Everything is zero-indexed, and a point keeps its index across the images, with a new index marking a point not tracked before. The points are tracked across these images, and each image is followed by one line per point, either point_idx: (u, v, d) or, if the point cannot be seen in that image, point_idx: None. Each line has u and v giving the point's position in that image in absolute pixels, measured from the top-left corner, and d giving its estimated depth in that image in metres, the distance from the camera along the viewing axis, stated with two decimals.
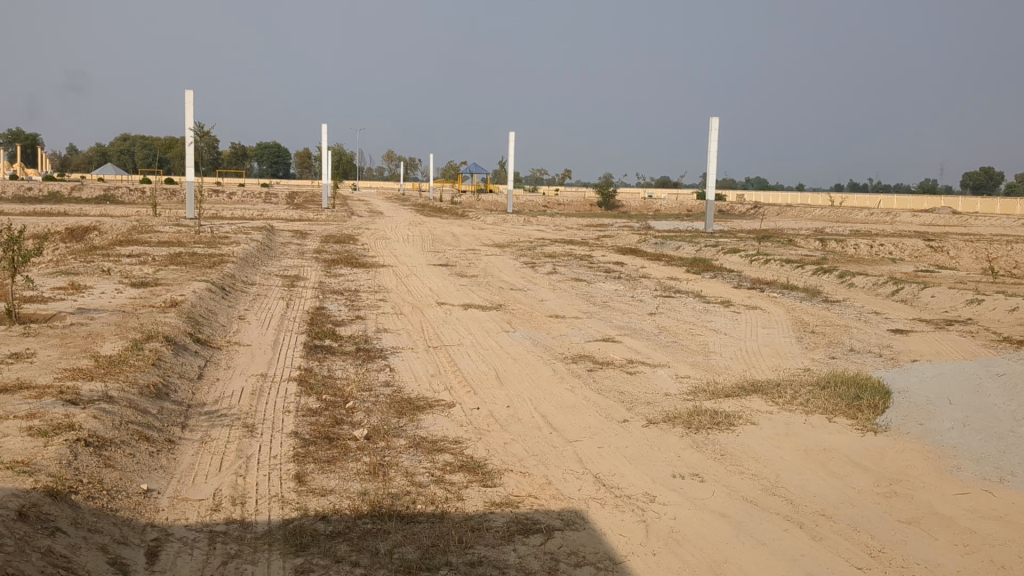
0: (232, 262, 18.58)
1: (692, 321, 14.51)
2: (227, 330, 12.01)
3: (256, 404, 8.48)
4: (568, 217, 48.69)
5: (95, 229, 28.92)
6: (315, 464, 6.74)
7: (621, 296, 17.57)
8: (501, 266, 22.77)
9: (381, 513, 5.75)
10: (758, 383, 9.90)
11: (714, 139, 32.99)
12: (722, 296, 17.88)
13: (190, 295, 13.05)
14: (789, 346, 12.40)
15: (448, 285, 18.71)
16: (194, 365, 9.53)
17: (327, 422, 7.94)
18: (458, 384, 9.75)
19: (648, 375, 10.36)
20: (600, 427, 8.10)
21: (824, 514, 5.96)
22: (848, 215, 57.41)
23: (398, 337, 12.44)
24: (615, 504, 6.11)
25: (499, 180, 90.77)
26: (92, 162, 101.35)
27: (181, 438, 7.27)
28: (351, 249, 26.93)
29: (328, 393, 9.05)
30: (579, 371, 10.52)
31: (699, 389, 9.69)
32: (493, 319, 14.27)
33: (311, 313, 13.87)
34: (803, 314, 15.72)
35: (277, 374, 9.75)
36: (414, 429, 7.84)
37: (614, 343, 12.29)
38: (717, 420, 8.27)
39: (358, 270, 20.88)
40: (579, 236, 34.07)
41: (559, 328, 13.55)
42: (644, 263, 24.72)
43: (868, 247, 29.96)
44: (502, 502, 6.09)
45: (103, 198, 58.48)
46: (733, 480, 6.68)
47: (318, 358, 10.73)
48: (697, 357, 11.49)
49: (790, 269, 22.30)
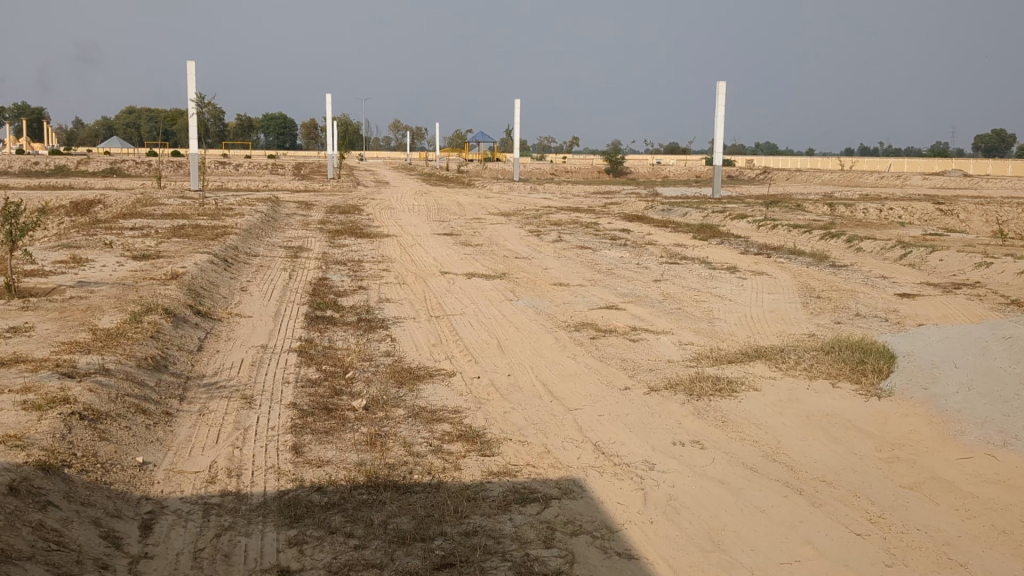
0: (236, 234, 18.54)
1: (697, 287, 14.39)
2: (228, 301, 11.97)
3: (256, 376, 8.46)
4: (575, 184, 48.47)
5: (100, 202, 28.87)
6: (312, 435, 6.71)
7: (626, 263, 17.48)
8: (506, 235, 22.68)
9: (378, 484, 5.71)
10: (762, 349, 9.83)
11: (720, 104, 32.70)
12: (728, 262, 17.76)
13: (192, 267, 13.02)
14: (794, 312, 12.32)
15: (453, 254, 18.63)
16: (193, 337, 9.50)
17: (326, 393, 7.91)
18: (459, 353, 9.70)
19: (651, 342, 10.29)
20: (601, 394, 8.07)
21: (825, 480, 5.90)
22: (857, 179, 57.08)
23: (401, 307, 12.39)
24: (614, 472, 6.06)
25: (506, 149, 90.37)
26: (99, 136, 101.26)
27: (179, 410, 7.25)
28: (357, 219, 26.83)
29: (328, 363, 9.02)
30: (581, 339, 10.45)
31: (702, 356, 9.63)
32: (497, 288, 14.21)
33: (314, 284, 13.82)
34: (810, 279, 15.60)
35: (278, 345, 9.71)
36: (414, 399, 7.80)
37: (617, 310, 12.22)
38: (719, 387, 8.22)
39: (362, 240, 20.80)
40: (586, 204, 33.88)
41: (563, 296, 13.47)
42: (651, 229, 24.59)
43: (877, 211, 29.71)
44: (500, 471, 6.05)
45: (110, 172, 58.42)
46: (734, 447, 6.63)
47: (320, 328, 10.70)
48: (700, 323, 11.42)
49: (797, 234, 22.12)
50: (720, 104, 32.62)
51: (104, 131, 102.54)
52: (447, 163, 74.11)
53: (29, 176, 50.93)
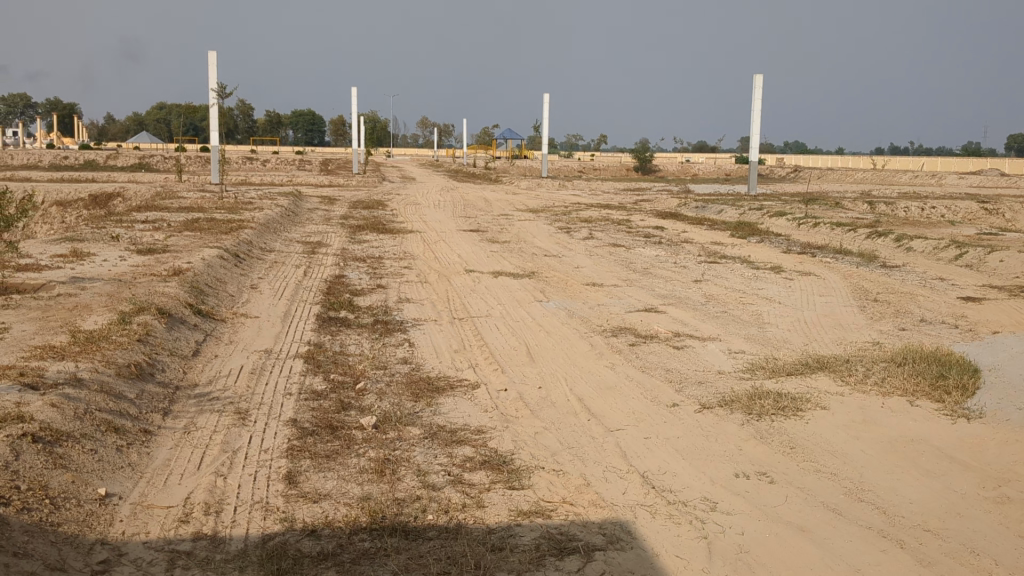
0: (251, 228, 17.60)
1: (742, 289, 13.30)
2: (234, 301, 11.01)
3: (255, 386, 7.49)
4: (605, 181, 47.31)
5: (119, 195, 28.09)
6: (311, 461, 5.73)
7: (662, 262, 16.43)
8: (535, 232, 21.63)
9: (384, 527, 4.72)
10: (824, 359, 8.74)
11: (757, 97, 31.52)
12: (771, 262, 16.64)
13: (198, 262, 12.08)
14: (851, 316, 11.21)
15: (479, 251, 17.63)
16: (189, 341, 8.54)
17: (331, 408, 6.92)
18: (484, 361, 8.68)
19: (697, 351, 9.23)
20: (646, 412, 7.03)
21: (928, 528, 4.85)
22: (892, 178, 55.57)
23: (421, 308, 11.41)
24: (668, 514, 5.03)
25: (534, 146, 89.32)
26: (128, 132, 101.08)
27: (160, 427, 6.28)
28: (379, 214, 25.88)
29: (337, 372, 8.04)
30: (620, 346, 9.40)
31: (756, 367, 8.56)
32: (526, 287, 13.20)
33: (329, 282, 12.86)
34: (863, 280, 14.44)
35: (284, 351, 8.74)
36: (431, 416, 6.80)
37: (657, 313, 11.15)
38: (781, 405, 7.14)
39: (383, 236, 19.85)
40: (616, 201, 32.77)
41: (597, 297, 12.42)
42: (686, 227, 23.46)
43: (920, 209, 28.46)
44: (531, 511, 5.05)
45: (138, 167, 57.99)
46: (809, 481, 5.58)
47: (331, 331, 9.73)
48: (750, 329, 10.32)
49: (841, 233, 20.95)
50: (756, 98, 31.43)
51: (134, 127, 102.47)
52: (473, 159, 73.16)
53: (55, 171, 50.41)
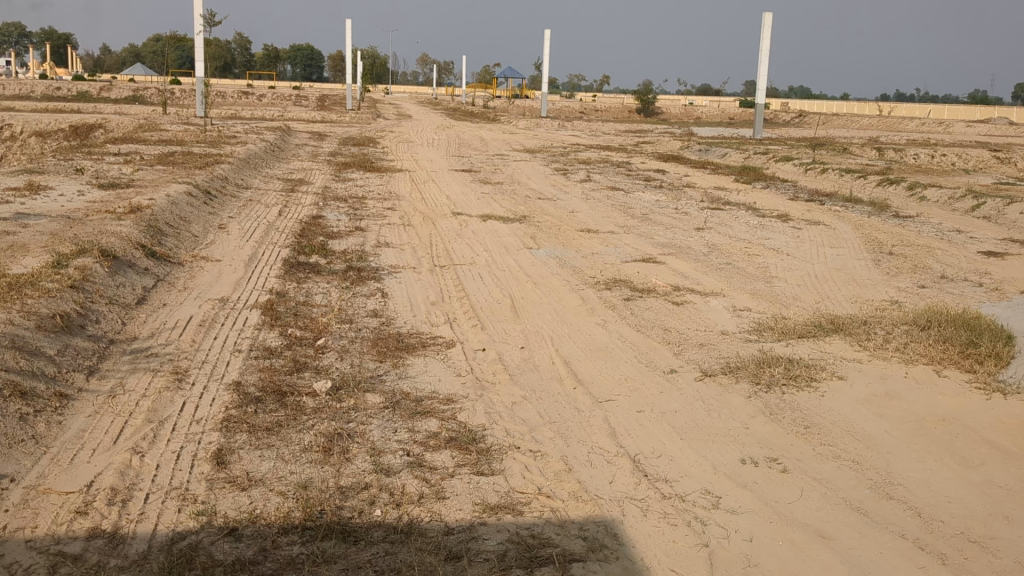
0: (229, 163, 16.66)
1: (746, 238, 12.42)
2: (197, 242, 10.13)
3: (201, 341, 6.65)
4: (606, 122, 46.08)
5: (101, 126, 27.03)
6: (249, 436, 4.92)
7: (662, 208, 15.54)
8: (530, 173, 20.70)
9: (319, 526, 3.92)
10: (838, 321, 7.91)
11: (765, 36, 30.30)
12: (777, 209, 15.75)
13: (162, 199, 11.18)
14: (866, 271, 10.36)
15: (469, 192, 16.72)
16: (135, 287, 7.67)
17: (283, 368, 6.09)
18: (462, 317, 7.85)
19: (698, 308, 8.40)
20: (640, 380, 6.22)
21: (972, 538, 4.07)
22: (899, 125, 54.41)
23: (400, 253, 10.55)
24: (663, 513, 4.23)
25: (535, 86, 87.69)
26: (123, 62, 99.33)
27: (81, 390, 5.46)
28: (370, 152, 24.93)
29: (296, 326, 7.20)
30: (613, 301, 8.56)
31: (764, 328, 7.74)
32: (515, 233, 12.33)
33: (304, 223, 11.97)
34: (875, 232, 13.57)
35: (242, 300, 7.89)
36: (396, 381, 5.98)
37: (655, 264, 10.31)
38: (793, 373, 6.33)
39: (370, 174, 18.94)
40: (617, 142, 31.71)
41: (591, 245, 11.56)
42: (688, 170, 22.52)
43: (930, 156, 27.46)
44: (500, 505, 4.24)
45: (131, 99, 56.62)
46: (828, 471, 4.79)
47: (298, 278, 8.88)
48: (756, 284, 9.48)
49: (850, 180, 20.02)
50: (764, 37, 30.21)
51: (128, 58, 100.52)
52: (472, 98, 71.68)
53: (42, 102, 49.19)
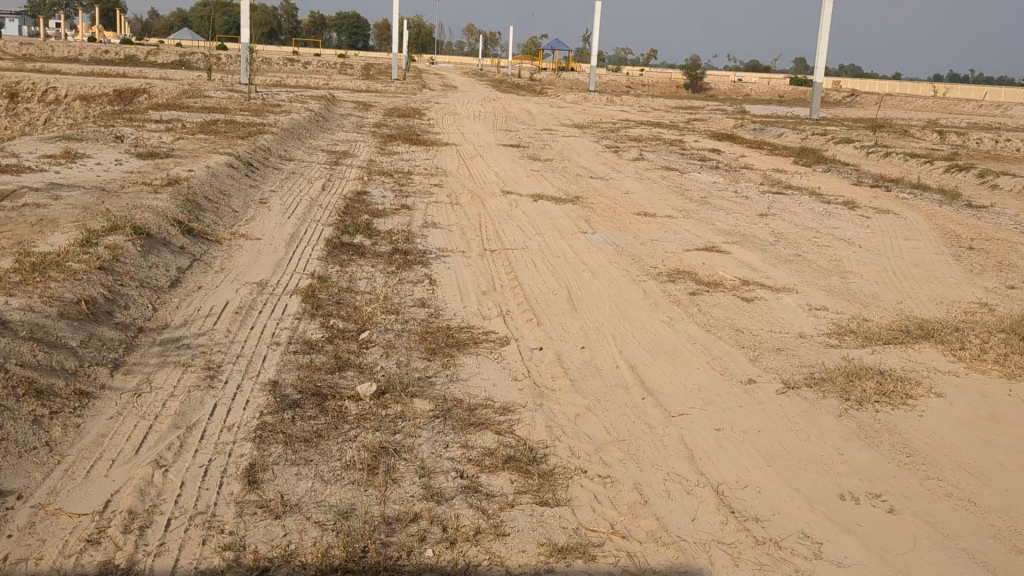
0: (272, 133, 16.20)
1: (813, 227, 11.72)
2: (236, 218, 9.65)
3: (237, 331, 6.15)
4: (655, 98, 45.14)
5: (145, 91, 26.69)
6: (285, 448, 4.40)
7: (721, 191, 14.85)
8: (580, 150, 20.06)
9: (362, 571, 3.40)
10: (926, 325, 7.24)
11: (826, 12, 29.23)
12: (841, 195, 14.97)
13: (201, 170, 10.72)
14: (946, 267, 9.65)
15: (518, 169, 16.13)
16: (169, 269, 7.19)
17: (324, 366, 5.57)
18: (517, 309, 7.29)
19: (770, 307, 7.79)
20: (716, 392, 5.62)
21: None
22: (956, 106, 52.78)
23: (448, 235, 10.00)
24: (756, 563, 3.66)
25: (582, 59, 86.55)
26: (172, 27, 99.66)
27: (105, 388, 4.97)
28: (416, 124, 24.38)
29: (340, 315, 6.67)
30: (678, 296, 7.96)
31: (844, 331, 7.11)
32: (569, 215, 11.76)
33: (348, 199, 11.47)
34: (949, 222, 12.80)
35: (282, 284, 7.38)
36: (447, 385, 5.42)
37: (719, 254, 9.68)
38: (885, 389, 5.69)
39: (416, 148, 18.42)
40: (667, 119, 30.88)
41: (649, 231, 10.93)
42: (744, 150, 21.71)
43: (994, 140, 26.38)
44: (568, 546, 3.69)
45: (178, 63, 56.47)
46: (942, 511, 4.19)
47: (341, 261, 8.37)
48: (830, 279, 8.83)
49: (915, 165, 19.14)
50: (825, 13, 29.16)
51: (177, 23, 100.71)
52: (518, 69, 70.73)
53: (91, 66, 49.20)
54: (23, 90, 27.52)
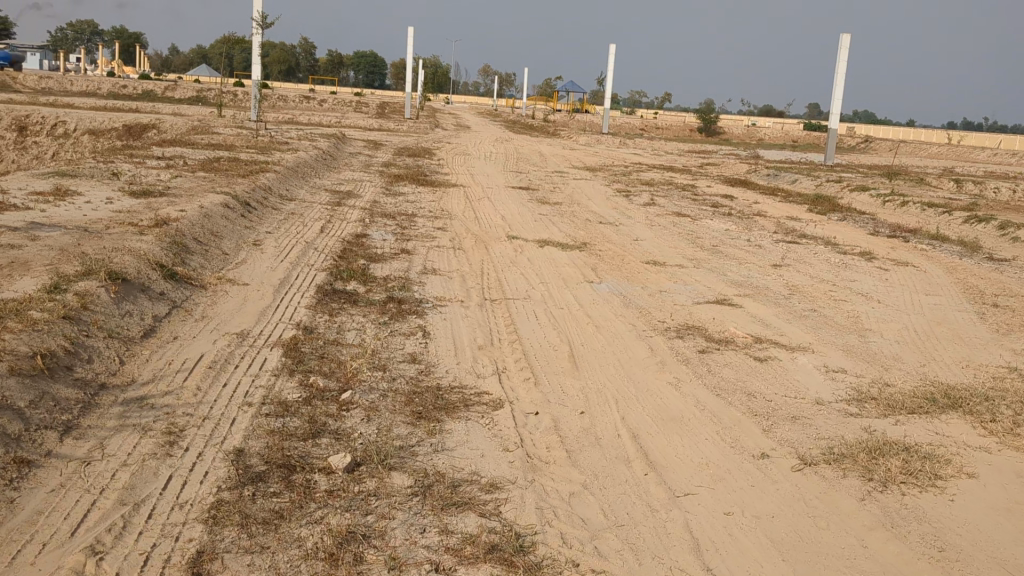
0: (275, 172, 15.86)
1: (829, 280, 11.22)
2: (226, 261, 9.25)
3: (209, 389, 5.69)
4: (668, 141, 44.94)
5: (154, 126, 26.48)
6: (240, 531, 3.93)
7: (733, 238, 14.40)
8: (590, 193, 19.67)
9: None
10: (953, 393, 6.71)
11: (841, 59, 28.92)
12: (858, 246, 14.49)
13: (193, 210, 10.32)
14: (971, 326, 9.14)
15: (525, 212, 15.74)
16: (144, 318, 6.76)
17: (297, 432, 5.10)
18: (514, 367, 6.81)
19: (785, 368, 7.29)
20: (726, 468, 5.12)
21: None
22: (971, 154, 52.40)
23: (448, 282, 9.57)
24: None
25: (596, 101, 86.72)
26: (190, 63, 100.49)
27: (50, 455, 4.52)
28: (425, 164, 24.08)
29: (322, 372, 6.21)
30: (687, 355, 7.46)
31: (865, 398, 6.60)
32: (575, 262, 11.31)
33: (346, 242, 11.06)
34: (970, 276, 12.30)
35: (263, 336, 6.93)
36: (429, 455, 4.94)
37: (731, 308, 9.21)
38: (913, 468, 5.18)
39: (422, 189, 18.05)
40: (680, 163, 30.51)
41: (658, 282, 10.46)
42: (757, 197, 21.28)
43: (1013, 190, 25.86)
44: None
45: (194, 99, 56.69)
46: None
47: (331, 310, 7.92)
48: (848, 338, 8.33)
49: (933, 215, 18.66)
50: (840, 60, 28.87)
51: (196, 59, 101.47)
52: (532, 110, 70.77)
53: (104, 100, 49.24)
54: (32, 123, 27.38)
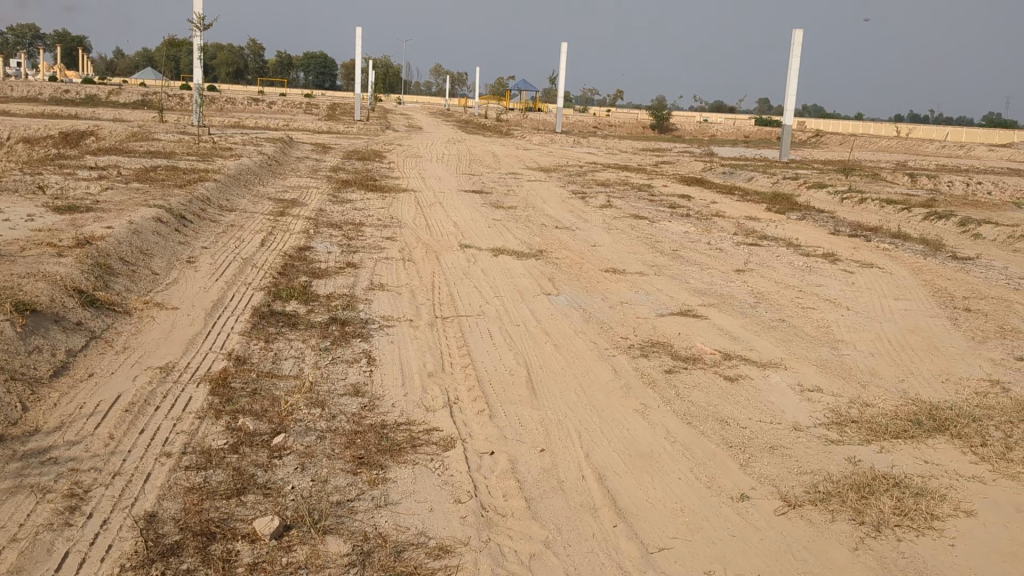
0: (215, 181, 15.14)
1: (795, 285, 10.81)
2: (155, 282, 8.58)
3: (122, 438, 5.06)
4: (622, 139, 44.62)
5: (92, 133, 25.51)
6: None
7: (693, 242, 13.98)
8: (545, 196, 19.17)
9: None
10: (939, 413, 6.27)
11: (794, 54, 28.72)
12: (820, 246, 14.13)
13: (121, 227, 9.63)
14: (944, 333, 8.77)
15: (479, 218, 15.18)
16: (55, 353, 6.10)
17: (221, 489, 4.50)
18: (466, 397, 6.24)
19: (758, 388, 6.81)
20: (703, 515, 4.60)
21: None
22: (920, 147, 52.79)
23: (396, 299, 8.98)
24: None
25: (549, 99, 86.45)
26: (136, 65, 98.65)
27: None
28: (375, 167, 23.43)
29: (253, 411, 5.60)
30: (653, 377, 6.94)
31: (845, 422, 6.13)
32: (531, 272, 10.79)
33: (287, 257, 10.42)
34: (937, 277, 11.97)
35: (190, 369, 6.30)
36: (369, 512, 4.37)
37: (697, 320, 8.73)
38: (908, 508, 4.70)
39: (372, 195, 17.43)
40: (635, 161, 30.18)
41: (618, 292, 9.96)
42: (714, 196, 20.93)
43: (967, 183, 25.81)
44: None
45: (140, 103, 55.47)
46: None
47: (268, 335, 7.30)
48: (820, 352, 7.89)
49: (892, 212, 18.42)
50: (793, 55, 28.67)
51: (141, 63, 99.52)
52: (485, 109, 70.29)
53: (44, 106, 47.84)
54: None
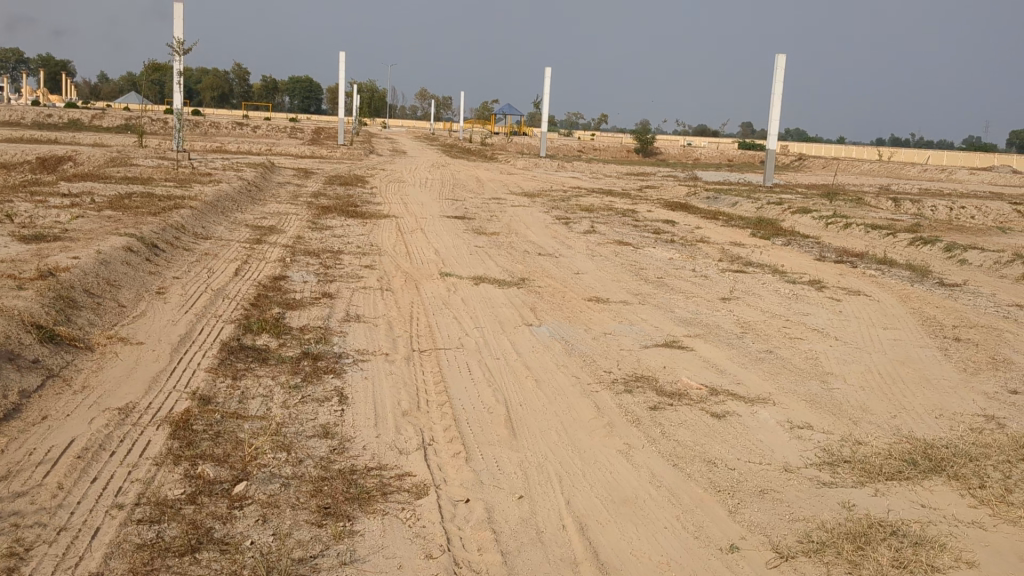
0: (191, 207, 14.84)
1: (781, 314, 10.58)
2: (120, 315, 8.27)
3: (72, 487, 4.75)
4: (606, 163, 44.55)
5: (70, 158, 25.15)
6: None
7: (678, 269, 13.76)
8: (528, 221, 18.95)
9: None
10: (934, 452, 6.01)
11: (778, 79, 28.69)
12: (806, 273, 13.94)
13: (87, 257, 9.32)
14: (934, 365, 8.54)
15: (460, 245, 14.94)
16: (7, 394, 5.79)
17: (174, 545, 4.20)
18: (442, 439, 5.95)
19: (746, 426, 6.53)
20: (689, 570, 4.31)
21: None
22: (902, 171, 52.97)
23: (372, 331, 8.69)
24: None
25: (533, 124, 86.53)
26: (119, 90, 98.26)
27: None
28: (357, 193, 23.16)
29: (214, 456, 5.29)
30: (636, 414, 6.67)
31: (838, 462, 5.86)
32: (512, 302, 10.53)
33: (261, 287, 10.12)
34: (924, 305, 11.77)
35: (150, 409, 5.99)
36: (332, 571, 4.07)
37: (682, 352, 8.47)
38: (908, 559, 4.43)
39: (352, 221, 17.17)
40: (619, 186, 30.06)
41: (601, 322, 9.70)
42: (698, 221, 20.76)
43: (952, 207, 25.77)
44: None
45: (122, 128, 55.06)
46: None
47: (237, 372, 6.99)
48: (809, 385, 7.63)
49: (878, 238, 18.25)
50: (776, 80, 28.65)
51: (125, 87, 99.16)
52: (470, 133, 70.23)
53: (25, 131, 47.39)
54: None
